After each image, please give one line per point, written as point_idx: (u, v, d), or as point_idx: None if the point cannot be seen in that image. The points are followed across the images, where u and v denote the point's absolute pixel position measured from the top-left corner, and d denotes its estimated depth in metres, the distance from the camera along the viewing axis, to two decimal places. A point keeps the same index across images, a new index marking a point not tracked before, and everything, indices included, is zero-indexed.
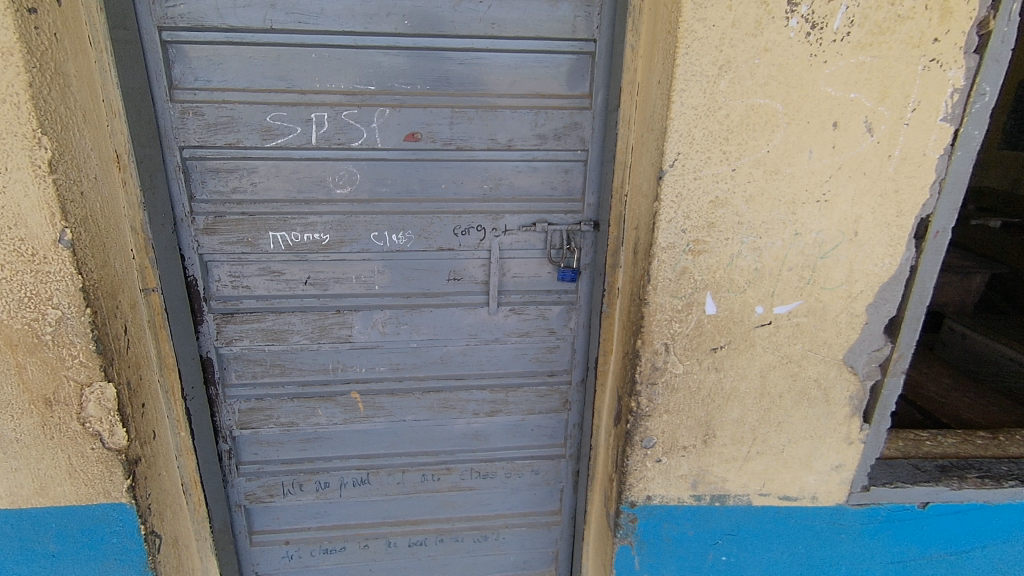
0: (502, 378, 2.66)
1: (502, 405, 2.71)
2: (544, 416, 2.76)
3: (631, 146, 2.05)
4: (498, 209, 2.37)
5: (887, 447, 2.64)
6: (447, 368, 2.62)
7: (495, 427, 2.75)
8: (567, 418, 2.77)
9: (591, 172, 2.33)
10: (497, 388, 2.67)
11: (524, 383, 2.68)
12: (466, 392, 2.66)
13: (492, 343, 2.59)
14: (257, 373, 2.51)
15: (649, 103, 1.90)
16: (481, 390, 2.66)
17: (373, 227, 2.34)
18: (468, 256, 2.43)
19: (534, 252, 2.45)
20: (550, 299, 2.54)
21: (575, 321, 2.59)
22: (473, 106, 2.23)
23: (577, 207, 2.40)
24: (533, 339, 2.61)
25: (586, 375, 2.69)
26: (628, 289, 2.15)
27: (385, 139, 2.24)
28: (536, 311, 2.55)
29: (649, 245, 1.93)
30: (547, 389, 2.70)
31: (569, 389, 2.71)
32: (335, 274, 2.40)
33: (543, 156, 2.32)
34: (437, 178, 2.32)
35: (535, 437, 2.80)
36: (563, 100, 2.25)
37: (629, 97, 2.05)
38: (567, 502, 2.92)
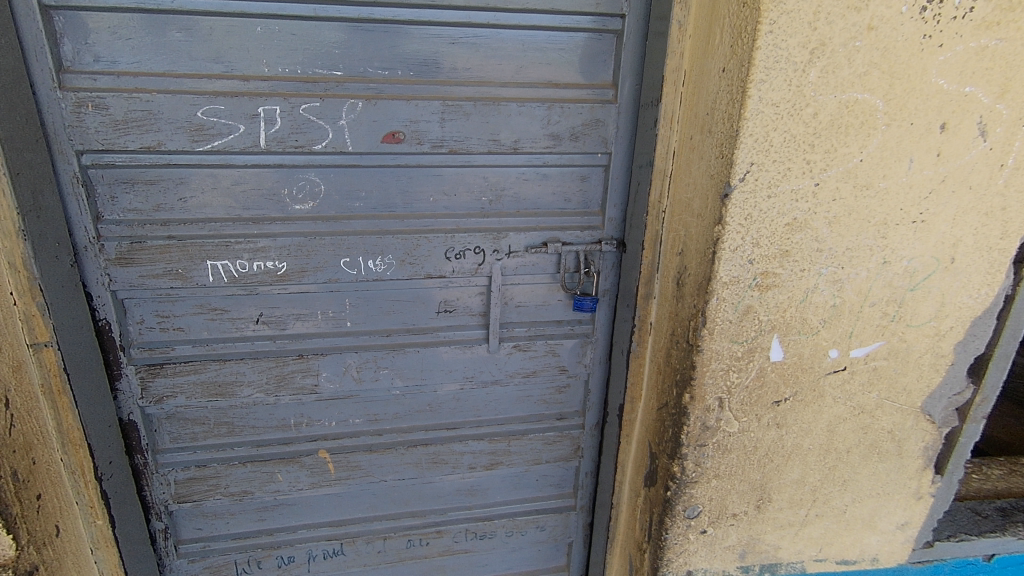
0: (502, 425, 2.23)
1: (502, 457, 2.28)
2: (551, 465, 2.34)
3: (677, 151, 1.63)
4: (501, 227, 1.91)
5: None
6: (436, 417, 2.17)
7: (493, 481, 2.32)
8: (578, 466, 2.35)
9: (613, 180, 1.90)
10: (496, 437, 2.24)
11: (529, 430, 2.26)
12: (460, 444, 2.22)
13: (490, 386, 2.15)
14: (197, 434, 2.01)
15: (705, 98, 1.47)
16: (478, 441, 2.23)
17: (343, 252, 1.84)
18: (461, 285, 1.97)
19: (542, 278, 2.01)
20: (560, 332, 2.11)
21: (589, 357, 2.17)
22: (469, 98, 1.75)
23: (595, 222, 1.96)
24: (539, 379, 2.18)
25: (601, 418, 2.28)
26: (669, 329, 1.74)
27: (357, 140, 1.73)
28: (544, 347, 2.12)
29: (706, 278, 1.51)
30: (555, 436, 2.29)
31: (581, 434, 2.30)
32: (295, 310, 1.91)
33: (555, 162, 1.87)
34: (424, 189, 1.84)
35: (540, 488, 2.38)
36: (583, 91, 1.79)
37: (671, 90, 1.62)
38: (577, 557, 2.52)
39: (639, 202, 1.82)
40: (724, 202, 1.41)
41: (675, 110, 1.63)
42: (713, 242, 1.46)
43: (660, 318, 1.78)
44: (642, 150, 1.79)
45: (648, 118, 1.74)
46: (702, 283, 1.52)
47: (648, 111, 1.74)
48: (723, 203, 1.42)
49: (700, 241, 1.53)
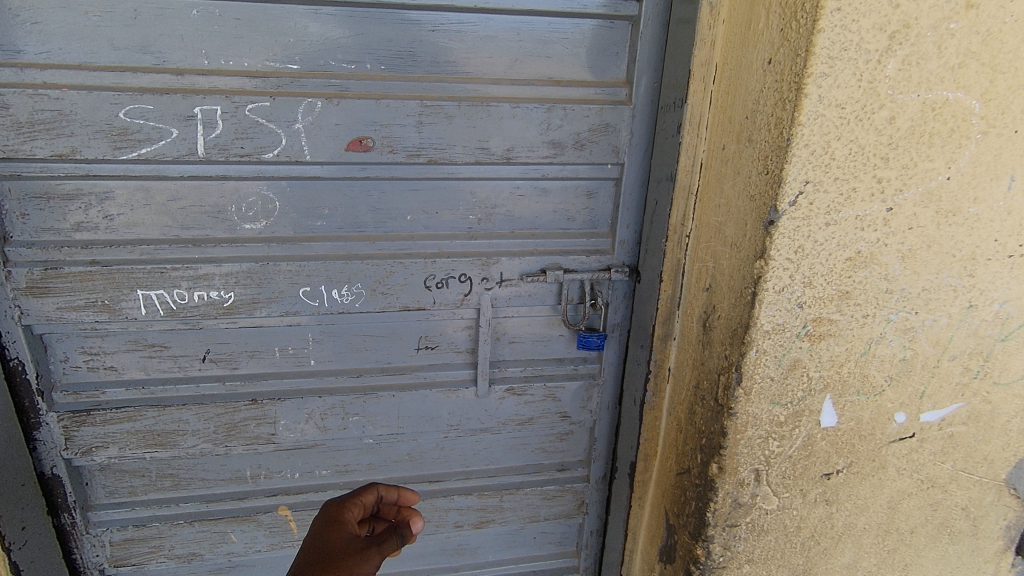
0: (494, 477, 1.93)
1: (493, 513, 1.97)
2: (551, 523, 2.03)
3: (706, 163, 1.32)
4: (491, 250, 1.62)
5: None
6: (416, 467, 1.87)
7: (483, 540, 2.01)
8: (581, 523, 2.04)
9: (626, 196, 1.59)
10: (487, 491, 1.94)
11: (525, 482, 1.95)
12: (445, 499, 1.91)
13: (479, 433, 1.85)
14: (137, 487, 1.73)
15: (744, 98, 1.16)
16: (465, 495, 1.92)
17: (301, 280, 1.55)
18: (444, 318, 1.67)
19: (540, 310, 1.71)
20: (561, 372, 1.80)
21: (596, 401, 1.85)
22: (452, 97, 1.45)
23: (603, 246, 1.66)
24: (537, 426, 1.87)
25: (609, 470, 1.96)
26: (692, 380, 1.42)
27: (317, 148, 1.43)
28: (542, 391, 1.81)
29: (743, 325, 1.19)
30: (555, 490, 1.97)
31: (585, 487, 1.98)
32: (247, 347, 1.62)
33: (556, 174, 1.56)
34: (399, 206, 1.54)
35: (538, 547, 2.07)
36: (590, 90, 1.49)
37: (698, 88, 1.31)
38: None
39: (656, 224, 1.51)
40: (769, 230, 1.10)
41: (704, 113, 1.32)
42: (753, 281, 1.15)
43: (682, 366, 1.47)
44: (660, 162, 1.48)
45: (668, 122, 1.43)
46: (738, 330, 1.21)
47: (668, 115, 1.43)
48: (768, 231, 1.10)
49: (735, 279, 1.21)
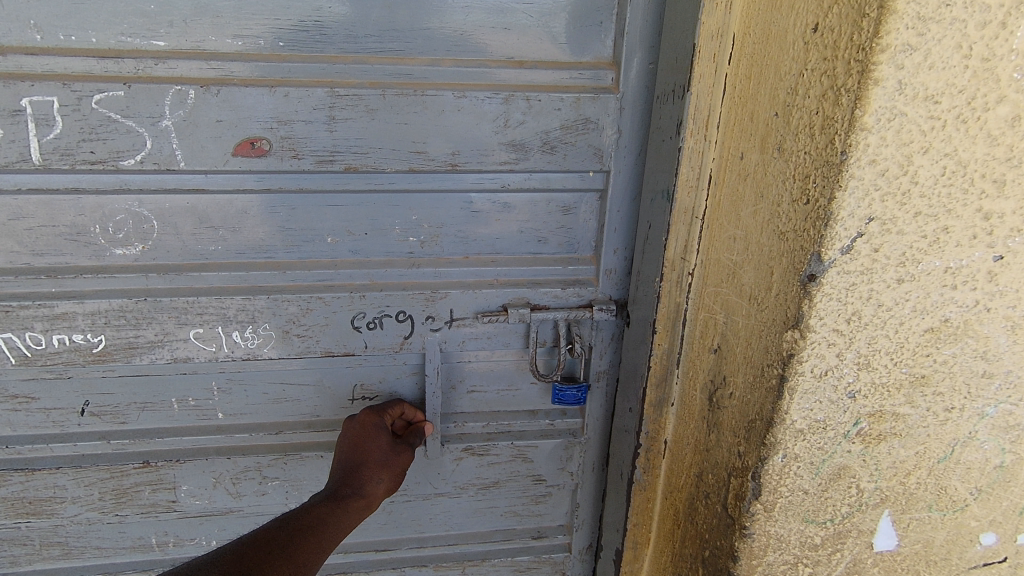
0: (454, 546, 1.60)
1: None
2: None
3: (717, 178, 0.94)
4: (438, 282, 1.26)
5: None
6: (359, 534, 1.55)
7: None
8: None
9: (612, 213, 1.21)
10: (445, 562, 1.61)
11: (492, 552, 1.62)
12: (395, 571, 1.59)
13: (433, 497, 1.51)
14: (17, 560, 1.42)
15: (772, 87, 0.77)
16: (420, 566, 1.60)
17: (192, 319, 1.21)
18: (381, 363, 1.33)
19: (503, 353, 1.35)
20: (533, 427, 1.45)
21: (578, 462, 1.50)
22: (376, 85, 1.08)
23: (583, 275, 1.29)
24: (505, 490, 1.53)
25: (595, 539, 1.62)
26: (694, 468, 1.06)
27: (194, 152, 1.07)
28: (509, 450, 1.46)
29: (764, 419, 0.82)
30: (528, 561, 1.63)
31: (566, 558, 1.64)
32: (136, 399, 1.30)
33: (519, 185, 1.19)
34: (315, 225, 1.19)
35: None
36: (562, 74, 1.10)
37: (704, 70, 0.93)
38: None
39: (648, 254, 1.14)
40: (807, 289, 0.72)
41: (713, 107, 0.93)
42: (780, 360, 0.77)
43: (681, 444, 1.10)
44: (654, 173, 1.10)
45: (663, 120, 1.05)
46: (757, 424, 0.83)
47: (665, 108, 1.05)
48: (807, 291, 0.72)
49: (752, 349, 0.84)
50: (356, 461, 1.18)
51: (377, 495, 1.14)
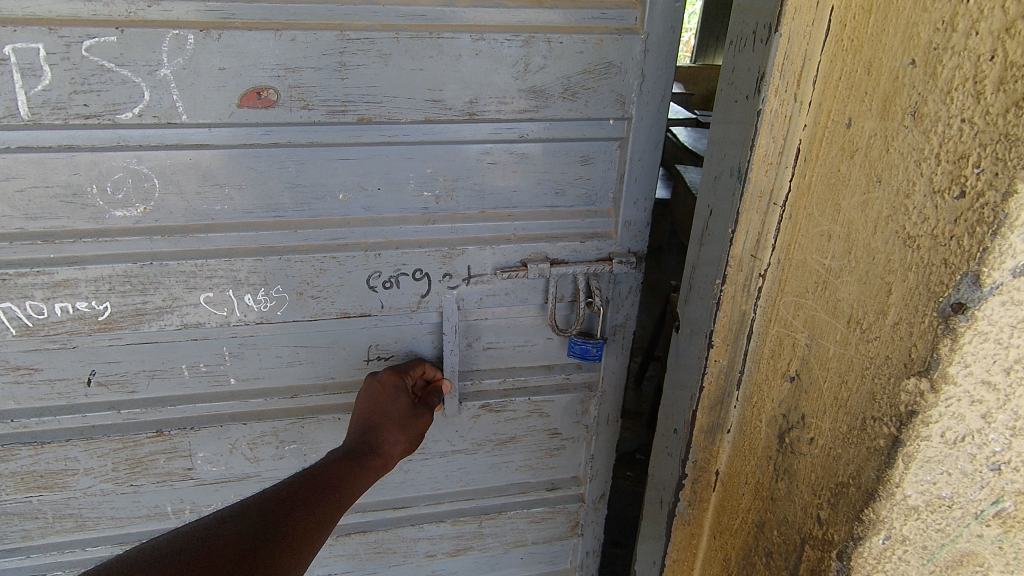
0: (471, 501, 1.61)
1: (471, 540, 1.66)
2: (540, 547, 1.73)
3: (808, 155, 0.74)
4: (456, 237, 1.22)
5: None
6: (375, 493, 1.55)
7: (462, 569, 1.71)
8: (577, 545, 1.75)
9: (635, 162, 1.18)
10: (463, 517, 1.63)
11: (509, 505, 1.64)
12: (413, 528, 1.60)
13: (450, 454, 1.52)
14: (29, 534, 1.40)
15: (906, 21, 0.59)
16: (438, 522, 1.61)
17: (201, 283, 1.16)
18: (398, 324, 1.30)
19: (521, 310, 1.33)
20: (550, 382, 1.45)
21: (593, 416, 1.51)
22: (388, 26, 1.01)
23: (603, 227, 1.26)
24: (522, 445, 1.54)
25: (609, 489, 1.65)
26: (744, 530, 0.89)
27: (196, 104, 1.00)
28: (527, 406, 1.46)
29: (854, 509, 0.65)
30: (543, 512, 1.66)
31: (580, 508, 1.68)
32: (144, 367, 1.26)
33: (539, 135, 1.14)
34: (325, 180, 1.12)
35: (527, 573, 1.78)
36: (583, 14, 1.05)
37: (801, 1, 0.72)
38: None
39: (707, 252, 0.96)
40: (951, 325, 0.54)
41: (810, 53, 0.72)
42: (890, 432, 0.60)
43: (738, 480, 0.90)
44: (722, 155, 0.91)
45: (742, 74, 0.85)
46: (840, 510, 0.67)
47: (743, 58, 0.85)
48: (951, 326, 0.54)
49: (846, 395, 0.67)
50: (375, 419, 1.17)
51: (393, 455, 1.13)
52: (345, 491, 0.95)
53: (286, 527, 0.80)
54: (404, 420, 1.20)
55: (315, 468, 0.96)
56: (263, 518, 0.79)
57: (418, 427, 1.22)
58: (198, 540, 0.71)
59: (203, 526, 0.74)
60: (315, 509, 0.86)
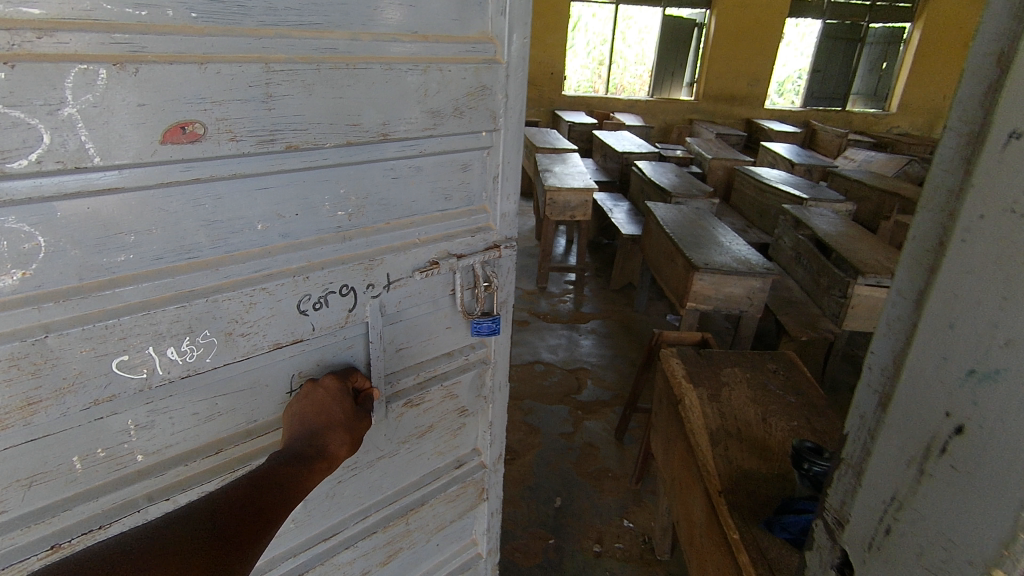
0: (394, 502, 1.68)
1: (399, 542, 1.73)
2: (455, 526, 1.89)
3: None
4: (372, 249, 1.31)
5: None
6: (304, 531, 1.50)
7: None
8: (486, 513, 1.95)
9: (502, 166, 1.48)
10: (391, 521, 1.68)
11: (427, 495, 1.75)
12: (347, 551, 1.59)
13: (375, 462, 1.57)
14: None
15: None
16: (369, 536, 1.64)
17: (115, 350, 1.02)
18: (323, 345, 1.32)
19: (429, 306, 1.49)
20: (454, 368, 1.63)
21: (490, 386, 1.75)
22: (307, 58, 1.07)
23: (484, 223, 1.51)
24: (436, 431, 1.69)
25: (503, 451, 1.90)
26: None
27: (109, 141, 0.92)
28: (439, 393, 1.63)
29: None
30: (457, 490, 1.83)
31: (485, 476, 1.89)
32: (22, 476, 1.01)
33: (433, 150, 1.33)
34: (243, 213, 1.11)
35: (444, 557, 1.91)
36: (462, 47, 1.27)
37: None
38: None
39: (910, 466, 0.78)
40: None
41: None
42: None
43: None
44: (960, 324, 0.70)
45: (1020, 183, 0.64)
46: None
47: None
48: None
49: None
50: (320, 425, 1.23)
51: (340, 455, 1.20)
52: (290, 495, 1.05)
53: (224, 530, 0.90)
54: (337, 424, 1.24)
55: (263, 475, 1.06)
56: (206, 522, 0.89)
57: (359, 431, 1.28)
58: (138, 546, 0.81)
59: (155, 528, 0.86)
60: (258, 505, 0.99)
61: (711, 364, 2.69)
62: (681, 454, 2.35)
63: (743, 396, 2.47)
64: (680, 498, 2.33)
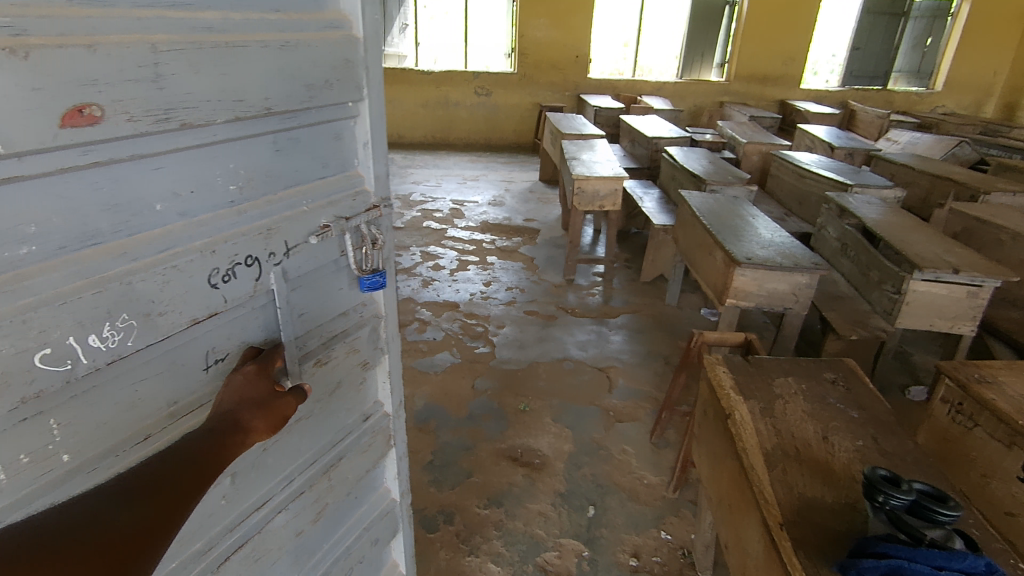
0: (316, 462, 1.85)
1: (325, 497, 1.92)
2: (368, 473, 2.12)
3: None
4: (268, 219, 1.43)
5: (822, 411, 2.55)
6: (238, 505, 1.60)
7: (320, 529, 1.94)
8: (390, 455, 2.21)
9: (366, 133, 1.68)
10: (314, 480, 1.85)
11: (342, 452, 1.95)
12: (278, 515, 1.74)
13: (292, 425, 1.72)
14: None
15: None
16: (296, 498, 1.79)
17: (34, 342, 1.05)
18: (234, 314, 1.42)
19: (323, 267, 1.66)
20: (351, 324, 1.84)
21: (384, 338, 2.00)
22: (183, 35, 1.15)
23: (359, 185, 1.71)
24: (343, 387, 1.89)
25: (400, 398, 2.17)
26: None
27: (8, 132, 0.96)
28: (342, 349, 1.82)
29: None
30: (368, 440, 2.06)
31: (387, 422, 2.15)
32: None
33: (310, 122, 1.49)
34: (140, 194, 1.18)
35: (361, 502, 2.13)
36: (321, 24, 1.45)
37: None
38: (403, 547, 2.40)
39: None
40: None
41: None
42: None
43: None
44: None
45: None
46: None
47: None
48: None
49: None
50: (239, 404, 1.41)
51: (257, 431, 1.40)
52: (202, 467, 1.26)
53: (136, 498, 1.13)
54: (263, 402, 1.44)
55: (178, 449, 1.26)
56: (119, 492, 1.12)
57: (280, 410, 1.46)
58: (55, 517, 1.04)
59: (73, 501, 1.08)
60: (177, 486, 1.20)
61: (765, 372, 2.82)
62: (735, 479, 2.39)
63: (799, 410, 2.55)
64: (731, 520, 2.40)
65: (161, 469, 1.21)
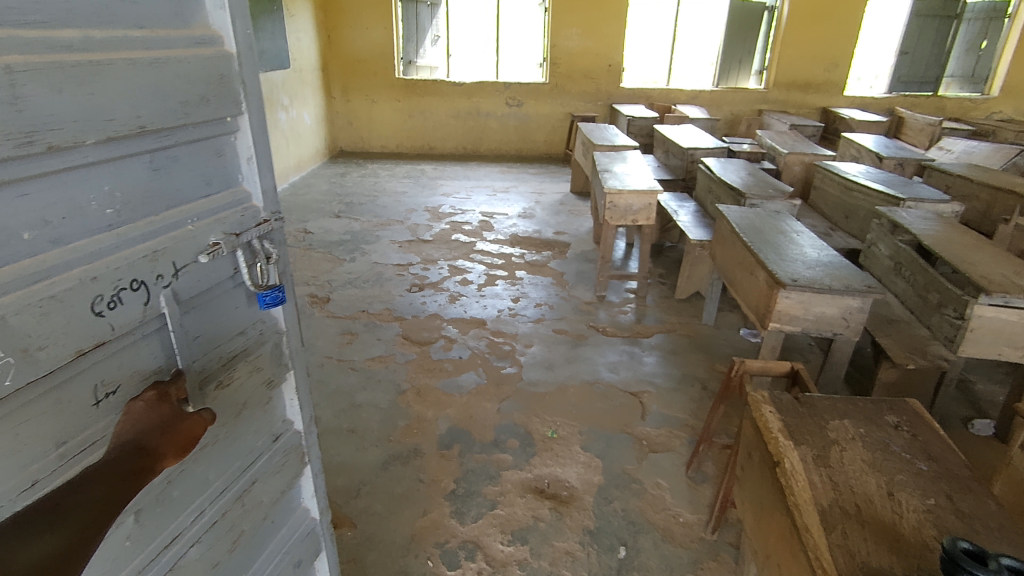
0: (232, 489, 1.70)
1: (241, 525, 1.75)
2: (285, 494, 1.98)
3: None
4: (152, 240, 1.32)
5: (884, 460, 2.28)
6: (145, 546, 1.43)
7: (243, 557, 1.79)
8: (306, 473, 2.09)
9: (248, 144, 1.59)
10: (229, 507, 1.70)
11: (254, 475, 1.80)
12: (193, 550, 1.58)
13: (199, 452, 1.57)
14: None
15: None
16: (210, 528, 1.63)
17: None
18: (125, 343, 1.30)
19: (216, 284, 1.53)
20: (249, 341, 1.70)
21: (288, 353, 1.90)
22: (41, 51, 1.06)
23: (243, 196, 1.60)
24: (250, 409, 1.75)
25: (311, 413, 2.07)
26: None
27: None
28: (244, 370, 1.69)
29: None
30: (281, 459, 1.92)
31: (300, 438, 2.03)
32: None
33: (188, 139, 1.41)
34: (6, 222, 1.06)
35: (282, 525, 1.99)
36: (190, 40, 1.36)
37: None
38: (323, 565, 2.30)
39: None
40: None
41: None
42: None
43: None
44: None
45: None
46: None
47: None
48: None
49: None
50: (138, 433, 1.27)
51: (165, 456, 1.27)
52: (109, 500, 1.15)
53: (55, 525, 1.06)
54: (170, 427, 1.30)
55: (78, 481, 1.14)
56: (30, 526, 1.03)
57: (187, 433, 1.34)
58: None
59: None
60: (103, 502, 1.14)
61: (817, 414, 2.54)
62: (784, 536, 2.12)
63: (858, 460, 2.28)
64: None
65: (77, 510, 1.09)
